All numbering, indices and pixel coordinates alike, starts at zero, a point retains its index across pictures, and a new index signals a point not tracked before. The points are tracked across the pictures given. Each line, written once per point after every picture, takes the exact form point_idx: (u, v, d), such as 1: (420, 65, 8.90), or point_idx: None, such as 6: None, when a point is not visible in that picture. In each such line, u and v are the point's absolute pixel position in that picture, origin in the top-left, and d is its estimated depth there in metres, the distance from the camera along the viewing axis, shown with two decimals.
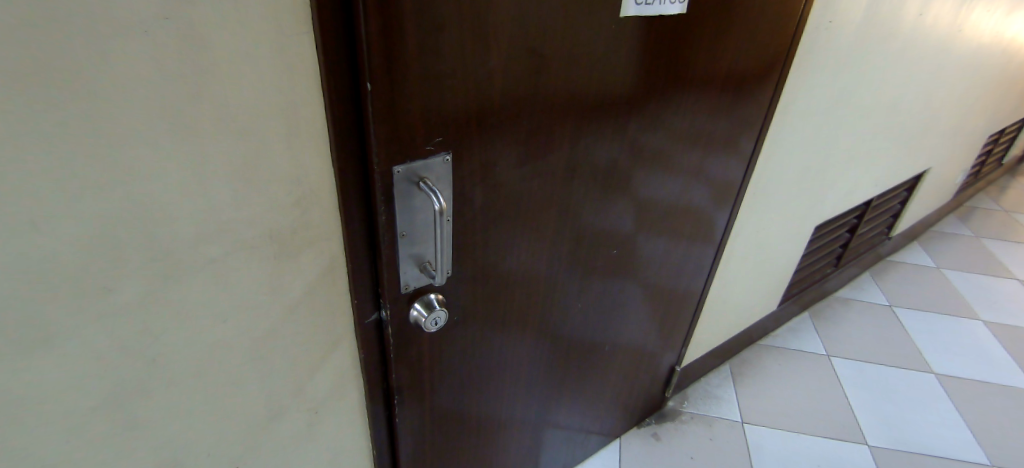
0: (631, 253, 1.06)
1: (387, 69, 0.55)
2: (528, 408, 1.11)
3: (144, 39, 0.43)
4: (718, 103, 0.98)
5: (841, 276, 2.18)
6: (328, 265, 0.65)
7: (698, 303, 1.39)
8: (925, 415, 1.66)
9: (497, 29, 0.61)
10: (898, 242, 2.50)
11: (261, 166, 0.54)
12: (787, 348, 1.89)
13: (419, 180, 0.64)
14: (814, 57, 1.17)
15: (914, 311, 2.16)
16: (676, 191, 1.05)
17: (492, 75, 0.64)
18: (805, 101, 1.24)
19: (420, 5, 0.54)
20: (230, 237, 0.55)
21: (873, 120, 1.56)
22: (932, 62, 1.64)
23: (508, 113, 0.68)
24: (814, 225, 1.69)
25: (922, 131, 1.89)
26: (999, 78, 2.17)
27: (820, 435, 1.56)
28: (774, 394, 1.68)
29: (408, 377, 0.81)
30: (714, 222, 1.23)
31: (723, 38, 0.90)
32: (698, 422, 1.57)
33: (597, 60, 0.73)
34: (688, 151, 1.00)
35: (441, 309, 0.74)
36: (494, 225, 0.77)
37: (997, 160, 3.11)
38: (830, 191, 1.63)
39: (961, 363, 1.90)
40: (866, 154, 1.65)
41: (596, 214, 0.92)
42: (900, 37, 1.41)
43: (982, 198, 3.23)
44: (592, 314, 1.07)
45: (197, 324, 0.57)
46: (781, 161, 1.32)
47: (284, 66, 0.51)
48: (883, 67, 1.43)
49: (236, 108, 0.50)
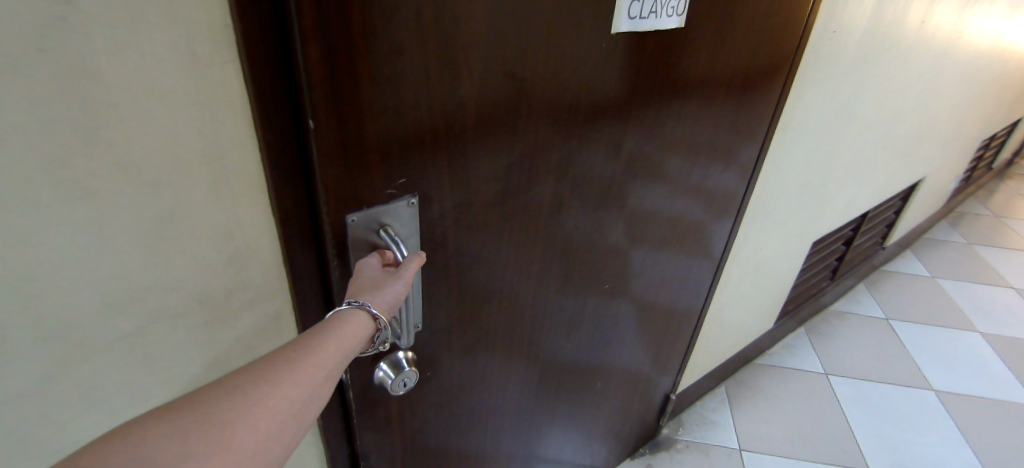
0: (626, 277, 0.98)
1: (333, 102, 0.46)
2: (515, 449, 1.03)
3: (15, 79, 0.34)
4: (718, 116, 0.90)
5: (836, 289, 2.13)
6: (276, 324, 0.56)
7: (696, 323, 1.31)
8: (927, 437, 1.61)
9: (467, 52, 0.52)
10: (892, 251, 2.46)
11: (184, 221, 0.45)
12: (783, 366, 1.83)
13: (379, 227, 0.56)
14: (817, 69, 1.10)
15: (911, 324, 2.11)
16: (671, 216, 0.98)
17: (464, 107, 0.55)
18: (807, 115, 1.17)
19: (371, 27, 0.45)
20: (148, 305, 0.46)
21: (873, 132, 1.50)
22: (931, 70, 1.58)
23: (484, 143, 0.60)
24: (812, 240, 1.62)
25: (918, 140, 1.83)
26: (993, 84, 2.13)
27: (820, 461, 1.49)
28: (772, 418, 1.61)
29: (376, 441, 0.72)
30: (713, 239, 1.15)
31: (724, 47, 0.82)
32: (695, 450, 1.49)
33: (584, 79, 0.65)
34: (686, 167, 0.92)
35: (411, 368, 0.64)
36: (471, 270, 0.69)
37: (987, 165, 3.09)
38: (829, 205, 1.56)
39: (961, 377, 1.86)
40: (866, 165, 1.60)
41: (588, 241, 0.85)
42: (901, 46, 1.34)
43: (971, 203, 3.21)
44: (584, 343, 1.00)
45: (109, 403, 0.47)
46: (781, 177, 1.24)
47: (208, 103, 0.42)
48: (883, 78, 1.36)
49: (146, 154, 0.41)
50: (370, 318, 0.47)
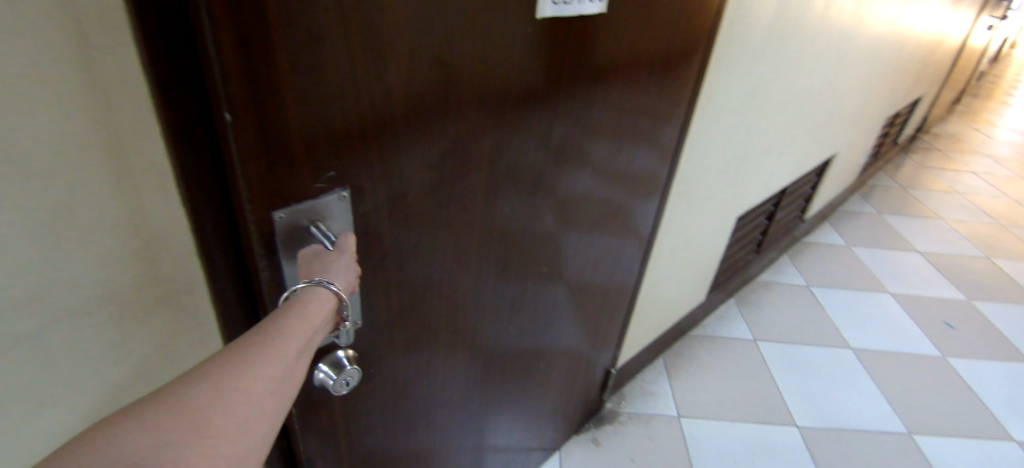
0: (562, 260, 1.02)
1: (252, 94, 0.46)
2: (462, 440, 1.06)
3: None
4: (641, 101, 0.95)
5: (762, 261, 2.28)
6: (192, 314, 0.57)
7: (630, 300, 1.38)
8: (847, 392, 1.77)
9: (391, 41, 0.53)
10: (811, 223, 2.65)
11: (83, 214, 0.45)
12: (716, 335, 1.94)
13: (310, 224, 0.56)
14: (730, 51, 1.16)
15: (830, 289, 2.30)
16: (603, 197, 1.02)
17: (389, 98, 0.56)
18: (723, 95, 1.24)
19: (289, 15, 0.45)
20: (53, 301, 0.45)
21: (786, 111, 1.61)
22: (836, 53, 1.70)
23: (413, 132, 0.61)
24: (737, 215, 1.73)
25: (828, 119, 1.98)
26: (893, 65, 2.31)
27: (754, 422, 1.61)
28: (708, 385, 1.72)
29: (319, 442, 0.72)
30: (642, 217, 1.20)
31: (645, 34, 0.86)
32: (637, 421, 1.57)
33: (511, 66, 0.68)
34: (614, 150, 0.97)
35: (353, 367, 0.66)
36: (406, 261, 0.70)
37: (892, 141, 3.37)
38: (749, 183, 1.67)
39: (874, 336, 2.05)
40: (782, 143, 1.71)
41: (525, 227, 0.87)
42: (807, 30, 1.44)
43: (881, 177, 3.50)
44: (525, 328, 1.04)
45: (15, 401, 0.47)
46: (703, 156, 1.32)
47: (100, 92, 0.43)
48: (792, 61, 1.46)
49: (35, 146, 0.40)
50: (332, 295, 0.52)
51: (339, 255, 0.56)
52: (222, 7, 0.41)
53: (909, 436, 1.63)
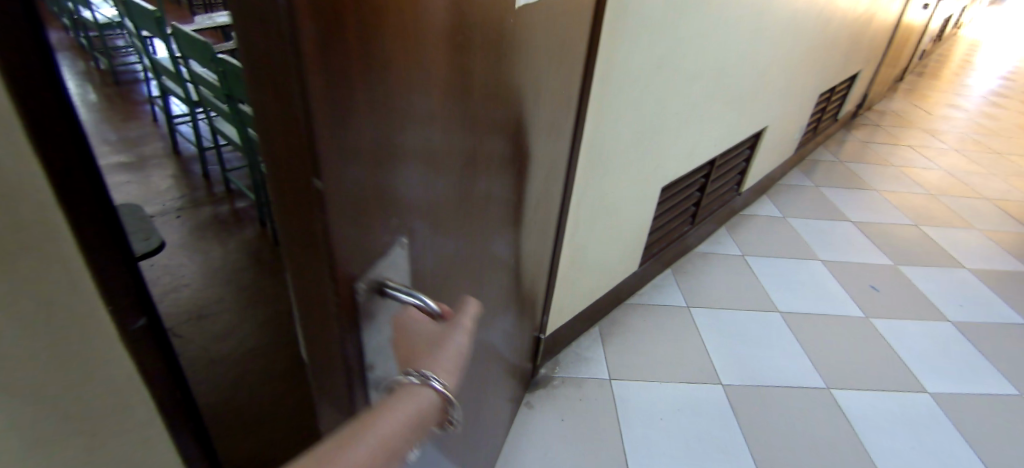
0: (521, 243, 1.13)
1: (336, 136, 0.45)
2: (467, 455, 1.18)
3: None
4: (567, 87, 1.05)
5: (699, 231, 2.52)
6: None
7: (547, 276, 1.52)
8: (771, 351, 2.03)
9: (427, 60, 0.54)
10: (749, 196, 2.90)
11: None
12: (648, 303, 2.20)
13: (382, 285, 0.59)
14: (621, 41, 1.36)
15: (765, 258, 2.56)
16: (542, 192, 1.14)
17: (429, 123, 0.59)
18: (622, 77, 1.44)
19: (362, 37, 0.44)
20: None
21: (696, 93, 1.82)
22: (744, 36, 1.90)
23: (438, 148, 0.63)
24: (660, 188, 1.96)
25: (747, 99, 2.20)
26: (816, 44, 2.52)
27: (684, 380, 1.87)
28: (639, 348, 1.98)
29: None
30: (552, 205, 1.30)
31: (572, 26, 0.95)
32: (568, 384, 1.82)
33: (503, 69, 0.71)
34: (551, 136, 1.07)
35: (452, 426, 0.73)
36: (433, 282, 0.73)
37: (831, 117, 3.63)
38: (666, 162, 1.89)
39: (800, 298, 2.32)
40: (696, 124, 1.93)
41: (501, 221, 0.94)
42: (705, 18, 1.64)
43: (822, 151, 3.76)
44: (497, 321, 1.14)
45: None
46: (609, 134, 1.53)
47: None
48: (693, 47, 1.67)
49: None
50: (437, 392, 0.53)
51: (453, 333, 0.60)
52: (314, 46, 0.40)
53: (827, 389, 1.90)
